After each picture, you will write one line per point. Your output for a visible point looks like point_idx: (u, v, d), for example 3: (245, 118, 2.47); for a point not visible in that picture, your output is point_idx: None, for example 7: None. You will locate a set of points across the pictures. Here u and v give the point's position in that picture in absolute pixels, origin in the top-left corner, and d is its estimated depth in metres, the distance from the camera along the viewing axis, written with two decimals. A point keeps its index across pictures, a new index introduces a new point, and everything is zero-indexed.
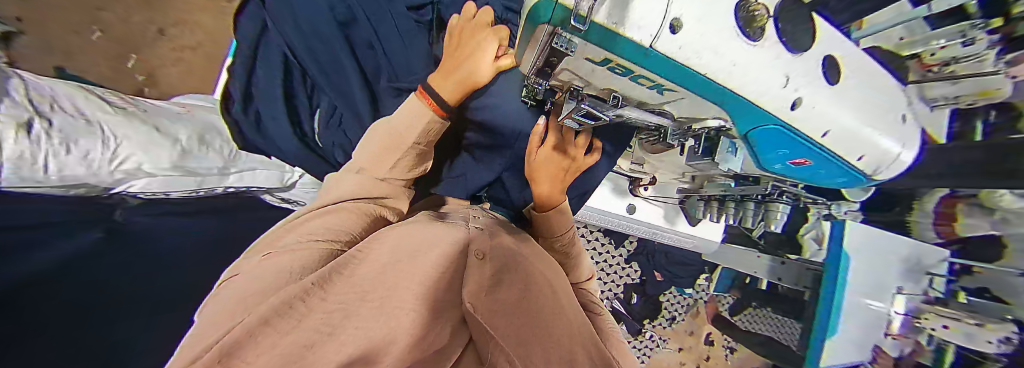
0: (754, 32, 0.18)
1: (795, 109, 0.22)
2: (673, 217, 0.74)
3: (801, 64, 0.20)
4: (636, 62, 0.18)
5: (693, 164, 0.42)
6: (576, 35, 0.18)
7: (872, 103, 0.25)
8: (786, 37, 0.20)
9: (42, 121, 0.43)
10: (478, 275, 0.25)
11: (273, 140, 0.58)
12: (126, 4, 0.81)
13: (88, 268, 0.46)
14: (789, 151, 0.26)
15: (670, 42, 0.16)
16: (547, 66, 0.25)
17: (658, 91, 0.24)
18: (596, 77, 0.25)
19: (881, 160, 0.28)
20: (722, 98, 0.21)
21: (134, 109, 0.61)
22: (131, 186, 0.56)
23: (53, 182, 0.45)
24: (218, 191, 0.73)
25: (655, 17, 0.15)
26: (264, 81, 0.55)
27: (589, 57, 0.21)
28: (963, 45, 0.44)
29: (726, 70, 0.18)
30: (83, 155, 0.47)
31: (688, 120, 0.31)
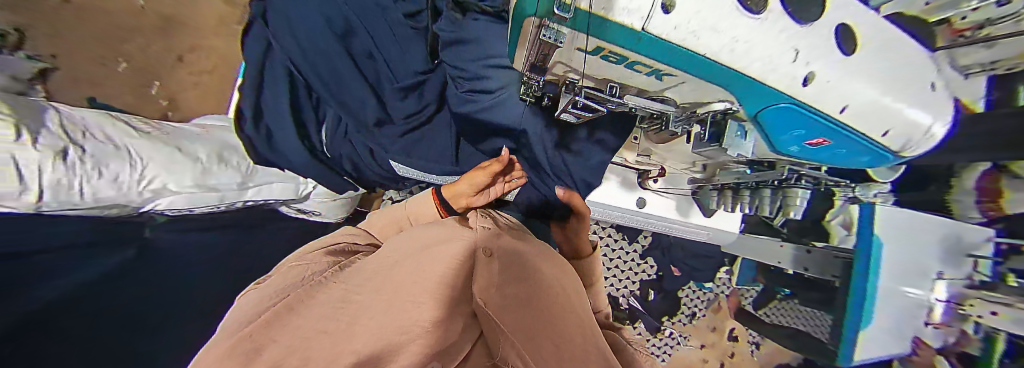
0: (756, 4, 0.17)
1: (807, 86, 0.20)
2: (685, 210, 0.73)
3: (812, 35, 0.19)
4: (628, 47, 0.18)
5: (700, 151, 0.41)
6: (564, 24, 0.18)
7: (896, 73, 0.23)
8: (794, 7, 0.18)
9: (75, 148, 0.46)
10: (489, 270, 0.26)
11: (284, 154, 0.60)
12: (147, 35, 0.87)
13: (116, 287, 0.48)
14: (804, 131, 0.25)
15: (664, 22, 0.15)
16: (541, 60, 0.25)
17: (656, 77, 0.23)
18: (591, 67, 0.24)
19: (909, 134, 0.26)
20: (726, 78, 0.20)
21: (156, 132, 0.64)
22: (157, 205, 0.60)
23: (86, 204, 0.48)
24: (238, 206, 0.76)
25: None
26: (272, 97, 0.57)
27: (581, 47, 0.20)
28: (997, 5, 0.35)
29: (727, 48, 0.17)
30: (111, 178, 0.50)
31: (691, 106, 0.30)
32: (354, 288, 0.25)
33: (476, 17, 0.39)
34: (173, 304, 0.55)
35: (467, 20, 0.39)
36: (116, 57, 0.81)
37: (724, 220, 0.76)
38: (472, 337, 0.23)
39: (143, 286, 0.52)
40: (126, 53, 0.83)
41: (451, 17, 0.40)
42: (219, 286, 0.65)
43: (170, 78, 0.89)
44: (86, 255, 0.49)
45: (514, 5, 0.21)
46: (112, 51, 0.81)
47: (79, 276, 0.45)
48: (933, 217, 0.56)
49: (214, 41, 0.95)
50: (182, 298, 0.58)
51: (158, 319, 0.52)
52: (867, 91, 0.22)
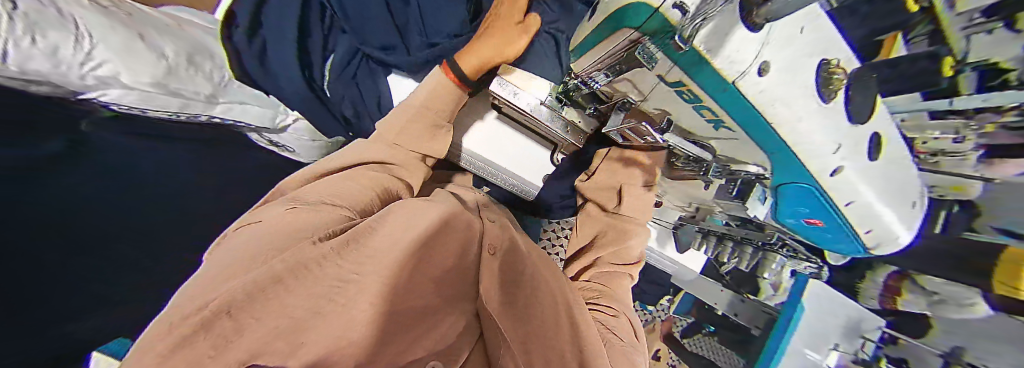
0: (829, 94, 0.19)
1: (833, 175, 0.23)
2: (663, 240, 0.82)
3: (857, 135, 0.21)
4: (711, 92, 0.20)
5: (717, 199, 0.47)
6: (660, 47, 0.21)
7: (897, 188, 0.27)
8: (853, 107, 0.20)
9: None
10: (489, 276, 0.32)
11: (276, 77, 0.53)
12: None
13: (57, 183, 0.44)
14: (808, 211, 0.28)
15: (755, 83, 0.17)
16: (623, 67, 0.28)
17: (713, 126, 0.25)
18: (663, 93, 0.27)
19: (882, 238, 0.30)
20: (771, 145, 0.22)
21: (118, 11, 0.55)
22: (104, 96, 0.50)
23: (11, 74, 0.38)
24: (203, 120, 0.67)
25: (749, 54, 0.16)
26: (281, 9, 0.52)
27: (661, 74, 0.24)
28: (953, 141, 0.37)
29: (793, 120, 0.19)
30: (49, 50, 0.41)
31: (726, 160, 0.33)
32: (352, 266, 0.24)
33: None
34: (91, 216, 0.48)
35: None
36: None
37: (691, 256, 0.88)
38: (473, 339, 0.28)
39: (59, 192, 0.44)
40: None
41: None
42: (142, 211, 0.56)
43: None
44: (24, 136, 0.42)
45: (622, 8, 0.23)
46: None
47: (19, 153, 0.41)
48: (834, 292, 0.62)
49: None
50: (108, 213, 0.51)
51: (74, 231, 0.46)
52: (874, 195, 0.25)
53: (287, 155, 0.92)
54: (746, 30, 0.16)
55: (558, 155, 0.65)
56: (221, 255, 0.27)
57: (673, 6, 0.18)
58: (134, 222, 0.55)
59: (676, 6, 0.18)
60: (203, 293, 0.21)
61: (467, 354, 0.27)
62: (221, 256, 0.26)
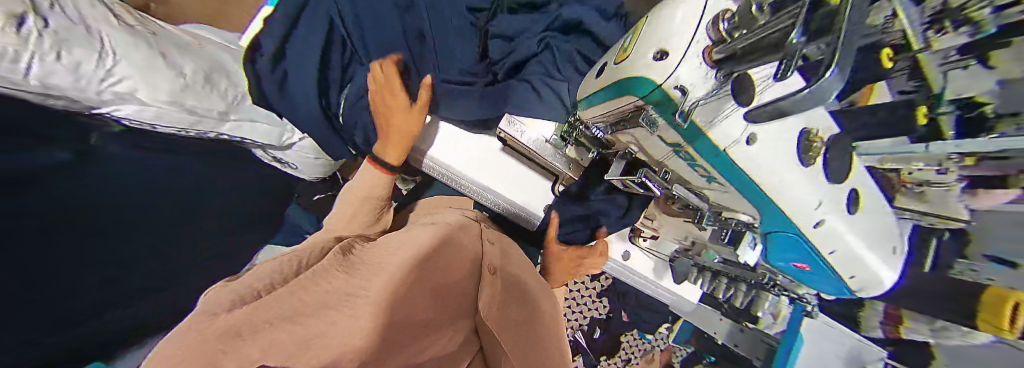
0: (809, 157, 0.25)
1: (817, 227, 0.27)
2: (661, 272, 0.79)
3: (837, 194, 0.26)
4: (704, 154, 0.26)
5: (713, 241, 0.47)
6: (663, 117, 0.26)
7: (875, 237, 0.30)
8: (830, 168, 0.26)
9: (35, 17, 0.38)
10: (489, 289, 0.35)
11: (294, 105, 0.55)
12: None
13: (87, 172, 0.45)
14: (797, 257, 0.31)
15: (745, 149, 0.24)
16: (626, 123, 0.33)
17: (706, 179, 0.31)
18: (659, 151, 0.32)
19: (867, 284, 0.32)
20: (754, 197, 0.27)
21: (142, 30, 0.58)
22: (117, 111, 0.52)
23: (31, 88, 0.39)
24: (211, 137, 0.70)
25: (738, 130, 0.24)
26: (301, 40, 0.53)
27: (662, 136, 0.29)
28: (937, 171, 0.39)
29: (767, 178, 0.25)
30: (73, 66, 0.42)
31: (718, 207, 0.36)
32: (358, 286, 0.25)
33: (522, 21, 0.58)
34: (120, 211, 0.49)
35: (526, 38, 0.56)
36: None
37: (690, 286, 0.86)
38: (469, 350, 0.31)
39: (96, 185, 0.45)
40: None
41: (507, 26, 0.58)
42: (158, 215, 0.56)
43: None
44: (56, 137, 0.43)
45: (625, 77, 0.29)
46: None
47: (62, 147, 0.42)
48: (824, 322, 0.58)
49: None
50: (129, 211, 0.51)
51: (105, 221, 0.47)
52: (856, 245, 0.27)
53: (291, 172, 0.93)
54: (739, 105, 0.24)
55: (559, 186, 0.67)
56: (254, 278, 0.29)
57: (675, 87, 0.25)
58: (151, 217, 0.55)
59: (677, 88, 0.25)
60: (222, 312, 0.21)
61: (468, 363, 0.30)
62: (241, 284, 0.28)
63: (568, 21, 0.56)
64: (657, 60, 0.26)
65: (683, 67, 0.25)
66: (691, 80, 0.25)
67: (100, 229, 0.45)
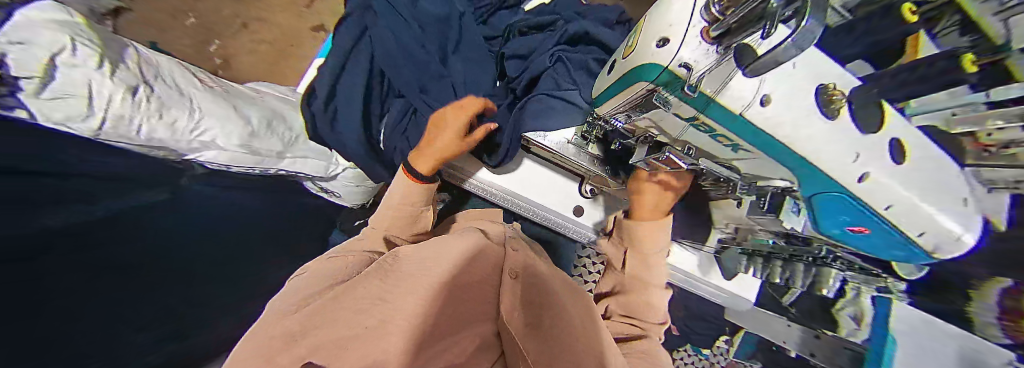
0: (832, 110, 0.23)
1: (861, 182, 0.23)
2: (706, 268, 0.71)
3: (871, 142, 0.22)
4: (722, 122, 0.25)
5: (752, 217, 0.43)
6: (674, 95, 0.27)
7: (946, 184, 0.23)
8: (860, 118, 0.23)
9: (144, 86, 0.53)
10: (509, 298, 0.33)
11: (341, 136, 0.61)
12: (234, 22, 1.06)
13: (151, 222, 0.53)
14: (848, 217, 0.27)
15: (759, 111, 0.23)
16: (641, 107, 0.33)
17: (732, 149, 0.29)
18: (679, 130, 0.32)
19: (952, 242, 0.25)
20: (791, 162, 0.24)
21: (219, 88, 0.71)
22: (201, 157, 0.63)
23: (140, 141, 0.52)
24: (271, 173, 0.79)
25: (750, 89, 0.22)
26: (347, 83, 0.61)
27: (678, 113, 0.29)
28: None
29: (796, 137, 0.22)
30: (170, 122, 0.55)
31: (752, 178, 0.34)
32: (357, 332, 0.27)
33: (532, 41, 0.64)
34: (147, 259, 0.51)
35: (538, 53, 0.60)
36: (211, 39, 1.02)
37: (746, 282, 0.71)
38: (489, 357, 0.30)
39: (115, 242, 0.48)
40: (220, 36, 1.04)
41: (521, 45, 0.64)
42: (194, 249, 0.60)
43: (240, 56, 1.06)
44: (108, 190, 0.49)
45: (630, 70, 0.30)
46: (206, 35, 1.02)
47: (134, 200, 0.52)
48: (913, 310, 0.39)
49: (281, 22, 1.11)
50: (161, 255, 0.53)
51: (125, 272, 0.48)
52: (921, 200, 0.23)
53: (336, 201, 1.01)
54: (739, 71, 0.22)
55: (587, 185, 0.65)
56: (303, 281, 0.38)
57: (679, 66, 0.24)
58: (191, 258, 0.58)
59: (682, 66, 0.24)
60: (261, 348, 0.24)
61: None
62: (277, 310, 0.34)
63: (575, 34, 0.60)
64: (659, 47, 0.26)
65: (686, 46, 0.24)
66: (695, 56, 0.24)
67: (115, 279, 0.47)
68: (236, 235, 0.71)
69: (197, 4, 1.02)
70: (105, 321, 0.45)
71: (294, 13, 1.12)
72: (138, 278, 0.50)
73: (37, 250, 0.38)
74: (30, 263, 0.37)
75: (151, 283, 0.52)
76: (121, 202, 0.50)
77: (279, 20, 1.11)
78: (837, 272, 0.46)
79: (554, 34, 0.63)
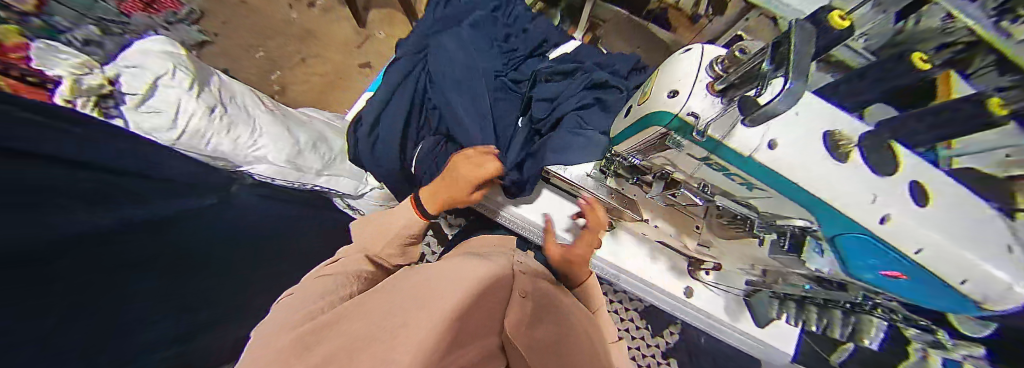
0: (842, 154, 0.25)
1: (885, 224, 0.24)
2: (736, 314, 0.60)
3: (890, 185, 0.24)
4: (734, 164, 0.28)
5: (775, 256, 0.40)
6: (685, 138, 0.29)
7: (979, 229, 0.23)
8: (878, 163, 0.25)
9: (219, 107, 0.65)
10: (517, 313, 0.32)
11: (379, 158, 0.67)
12: (293, 57, 1.23)
13: (183, 219, 0.46)
14: (880, 260, 0.26)
15: (768, 153, 0.26)
16: (655, 149, 0.35)
17: (747, 188, 0.32)
18: (696, 169, 0.34)
19: (1000, 295, 0.22)
20: (808, 201, 0.27)
21: (277, 111, 0.81)
22: (253, 170, 0.71)
23: (207, 152, 0.62)
24: (307, 188, 0.84)
25: (755, 139, 0.26)
26: (390, 113, 0.68)
27: (691, 154, 0.31)
28: None
29: (811, 178, 0.25)
30: (235, 137, 0.66)
31: (771, 215, 0.34)
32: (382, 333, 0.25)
33: (558, 84, 0.70)
34: (171, 250, 0.42)
35: (565, 96, 0.68)
36: (272, 71, 1.19)
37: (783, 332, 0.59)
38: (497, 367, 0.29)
39: (143, 226, 0.38)
40: (280, 69, 1.21)
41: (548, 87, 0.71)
42: (226, 246, 0.55)
43: (293, 86, 1.21)
44: (161, 191, 0.45)
45: (647, 113, 0.32)
46: (269, 68, 1.19)
47: (180, 200, 0.47)
48: None
49: (333, 59, 1.28)
50: (181, 247, 0.44)
51: (152, 263, 0.39)
52: (953, 243, 0.22)
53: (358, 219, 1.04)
54: (742, 125, 0.26)
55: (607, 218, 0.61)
56: (305, 296, 0.36)
57: (687, 114, 0.27)
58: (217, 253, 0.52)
59: (691, 114, 0.27)
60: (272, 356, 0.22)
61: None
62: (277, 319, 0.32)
63: (597, 80, 0.67)
64: (669, 98, 0.29)
65: (693, 98, 0.27)
66: (702, 106, 0.27)
67: (146, 271, 0.37)
68: (270, 241, 0.69)
69: (268, 42, 1.21)
70: (130, 331, 0.35)
71: (345, 52, 1.29)
72: (165, 268, 0.40)
73: (54, 251, 0.27)
74: (42, 267, 0.26)
75: (177, 276, 0.42)
76: (173, 201, 0.46)
77: (331, 55, 1.28)
78: (879, 320, 0.41)
79: (579, 78, 0.70)
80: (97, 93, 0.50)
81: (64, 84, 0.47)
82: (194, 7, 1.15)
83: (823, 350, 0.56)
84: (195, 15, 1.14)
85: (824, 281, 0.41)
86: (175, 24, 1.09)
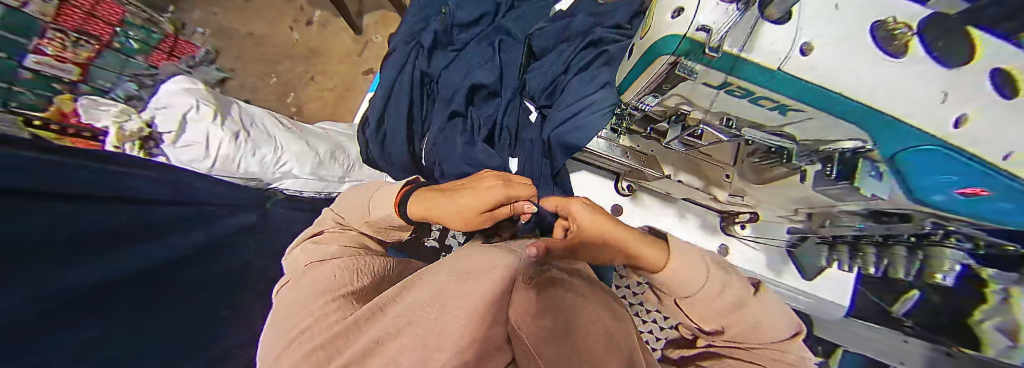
0: (898, 48, 0.18)
1: (960, 128, 0.18)
2: (779, 266, 0.58)
3: (971, 77, 0.17)
4: (760, 82, 0.24)
5: (823, 190, 0.36)
6: (699, 62, 0.26)
7: None
8: (938, 53, 0.18)
9: (242, 131, 0.68)
10: (524, 298, 0.33)
11: (390, 154, 0.69)
12: (302, 75, 1.28)
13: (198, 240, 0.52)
14: (956, 179, 0.21)
15: (802, 62, 0.20)
16: (666, 84, 0.32)
17: (781, 112, 0.27)
18: (718, 101, 0.30)
19: None
20: (858, 114, 0.21)
21: (295, 128, 0.82)
22: (282, 185, 0.76)
23: (239, 173, 0.67)
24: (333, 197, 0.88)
25: (783, 45, 0.20)
26: (392, 107, 0.69)
27: (707, 82, 0.28)
28: None
29: (858, 87, 0.19)
30: (261, 158, 0.69)
31: (814, 143, 0.30)
32: None
33: (556, 48, 0.67)
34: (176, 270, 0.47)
35: (565, 54, 0.63)
36: (287, 92, 1.25)
37: (835, 281, 0.55)
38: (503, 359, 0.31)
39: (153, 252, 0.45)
40: (294, 89, 1.26)
41: (546, 52, 0.68)
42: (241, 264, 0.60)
43: (308, 103, 1.26)
44: (170, 220, 0.49)
45: (652, 45, 0.30)
46: (285, 90, 1.25)
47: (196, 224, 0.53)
48: None
49: (338, 69, 1.31)
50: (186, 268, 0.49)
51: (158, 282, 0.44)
52: None
53: None
54: (761, 20, 0.21)
55: (625, 181, 0.61)
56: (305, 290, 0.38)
57: (698, 30, 0.24)
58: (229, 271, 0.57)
59: (700, 29, 0.24)
60: None
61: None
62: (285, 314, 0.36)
63: (596, 39, 0.62)
64: (676, 18, 0.26)
65: (703, 9, 0.23)
66: (713, 16, 0.23)
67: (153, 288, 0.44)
68: None
69: (279, 67, 1.26)
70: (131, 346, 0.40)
71: (349, 61, 1.32)
72: (165, 289, 0.45)
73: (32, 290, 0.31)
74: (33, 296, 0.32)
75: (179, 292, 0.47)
76: (188, 229, 0.51)
77: (337, 69, 1.31)
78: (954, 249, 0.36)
79: (576, 37, 0.66)
80: (137, 136, 0.58)
81: (113, 135, 0.56)
82: (210, 48, 1.20)
83: (885, 302, 0.51)
84: (213, 55, 1.20)
85: (882, 218, 0.36)
86: (196, 67, 1.14)
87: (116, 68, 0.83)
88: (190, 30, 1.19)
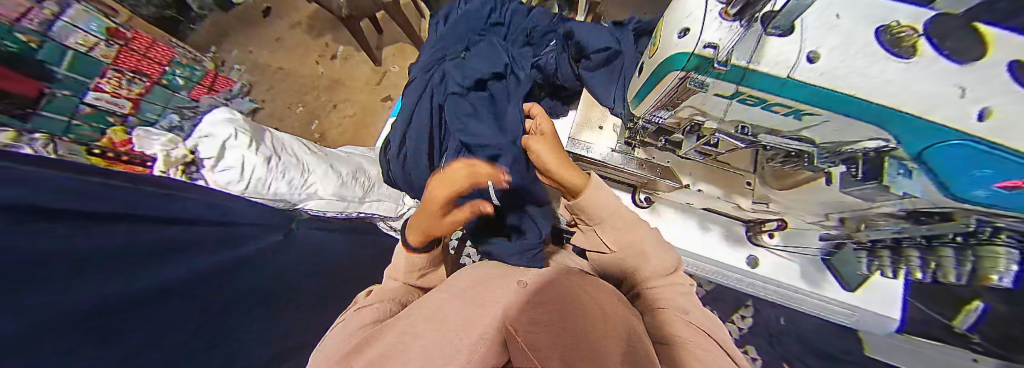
0: (904, 51, 0.20)
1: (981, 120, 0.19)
2: (816, 280, 0.53)
3: (982, 70, 0.18)
4: (772, 92, 0.25)
5: (848, 192, 0.35)
6: (709, 75, 0.27)
7: None
8: (948, 50, 0.19)
9: (274, 156, 0.73)
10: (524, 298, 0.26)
11: (409, 174, 0.72)
12: (327, 103, 1.38)
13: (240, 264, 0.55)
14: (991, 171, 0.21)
15: (808, 69, 0.22)
16: (679, 98, 0.34)
17: (795, 117, 0.28)
18: (729, 109, 0.31)
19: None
20: (871, 113, 0.23)
21: (319, 153, 0.88)
22: (306, 206, 0.79)
23: (268, 196, 0.71)
24: (353, 216, 0.91)
25: (790, 55, 0.22)
26: (413, 135, 0.71)
27: (719, 93, 0.29)
28: None
29: (862, 86, 0.21)
30: (289, 181, 0.74)
31: (834, 145, 0.31)
32: None
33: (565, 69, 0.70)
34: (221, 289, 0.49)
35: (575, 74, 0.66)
36: (311, 119, 1.34)
37: (881, 291, 0.50)
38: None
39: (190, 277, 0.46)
40: (319, 116, 1.35)
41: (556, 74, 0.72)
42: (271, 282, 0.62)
43: (330, 128, 1.35)
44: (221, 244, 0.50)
45: (659, 64, 0.32)
46: (309, 117, 1.34)
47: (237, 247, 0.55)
48: None
49: (359, 96, 1.41)
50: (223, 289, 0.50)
51: None
52: None
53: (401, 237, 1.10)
54: (767, 35, 0.23)
55: (642, 194, 0.59)
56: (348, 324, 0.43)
57: (705, 47, 0.26)
58: None
59: (708, 46, 0.26)
60: None
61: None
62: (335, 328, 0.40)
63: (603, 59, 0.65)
64: (681, 38, 0.28)
65: (707, 29, 0.26)
66: (718, 35, 0.25)
67: None
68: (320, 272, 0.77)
69: (305, 97, 1.37)
70: None
71: (368, 89, 1.42)
72: None
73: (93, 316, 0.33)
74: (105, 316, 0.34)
75: None
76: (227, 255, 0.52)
77: (357, 96, 1.40)
78: None
79: None
80: (181, 162, 0.64)
81: (160, 161, 0.61)
82: (243, 82, 1.32)
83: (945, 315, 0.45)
84: (247, 88, 1.31)
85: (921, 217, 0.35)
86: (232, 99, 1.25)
87: (162, 102, 0.93)
88: (227, 67, 1.33)
